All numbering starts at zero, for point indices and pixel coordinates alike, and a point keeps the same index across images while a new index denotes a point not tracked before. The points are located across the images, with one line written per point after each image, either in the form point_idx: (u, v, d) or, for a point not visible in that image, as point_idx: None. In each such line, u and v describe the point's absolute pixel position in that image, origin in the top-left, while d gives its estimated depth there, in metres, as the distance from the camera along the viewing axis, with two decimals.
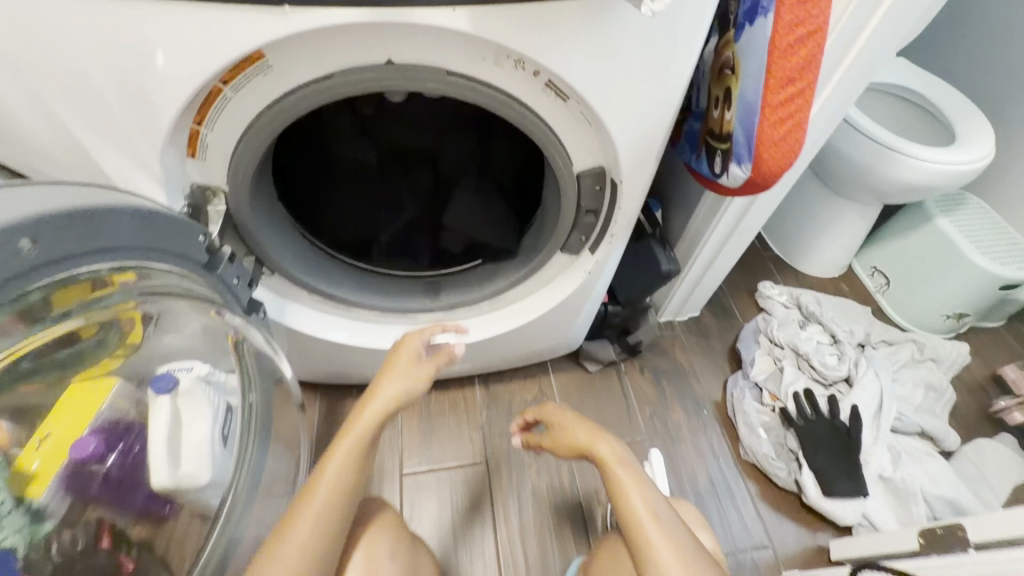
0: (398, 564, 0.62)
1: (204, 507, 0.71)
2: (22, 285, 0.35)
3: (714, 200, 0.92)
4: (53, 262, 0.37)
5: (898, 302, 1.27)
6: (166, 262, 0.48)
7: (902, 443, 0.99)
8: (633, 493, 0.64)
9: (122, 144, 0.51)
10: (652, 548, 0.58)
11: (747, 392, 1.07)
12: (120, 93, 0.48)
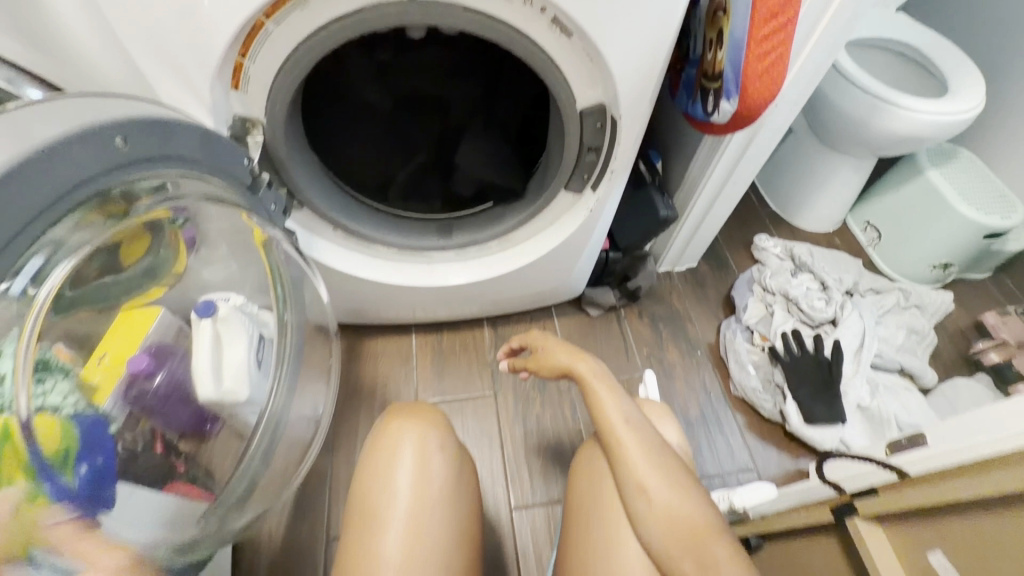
0: (447, 457, 0.66)
1: (241, 426, 0.74)
2: (119, 177, 0.41)
3: (710, 147, 0.97)
4: (141, 162, 0.43)
5: (888, 254, 1.32)
6: (220, 178, 0.55)
7: (880, 378, 1.06)
8: (609, 404, 0.72)
9: (177, 75, 0.58)
10: (622, 445, 0.67)
11: (739, 334, 1.15)
12: (176, 25, 0.54)
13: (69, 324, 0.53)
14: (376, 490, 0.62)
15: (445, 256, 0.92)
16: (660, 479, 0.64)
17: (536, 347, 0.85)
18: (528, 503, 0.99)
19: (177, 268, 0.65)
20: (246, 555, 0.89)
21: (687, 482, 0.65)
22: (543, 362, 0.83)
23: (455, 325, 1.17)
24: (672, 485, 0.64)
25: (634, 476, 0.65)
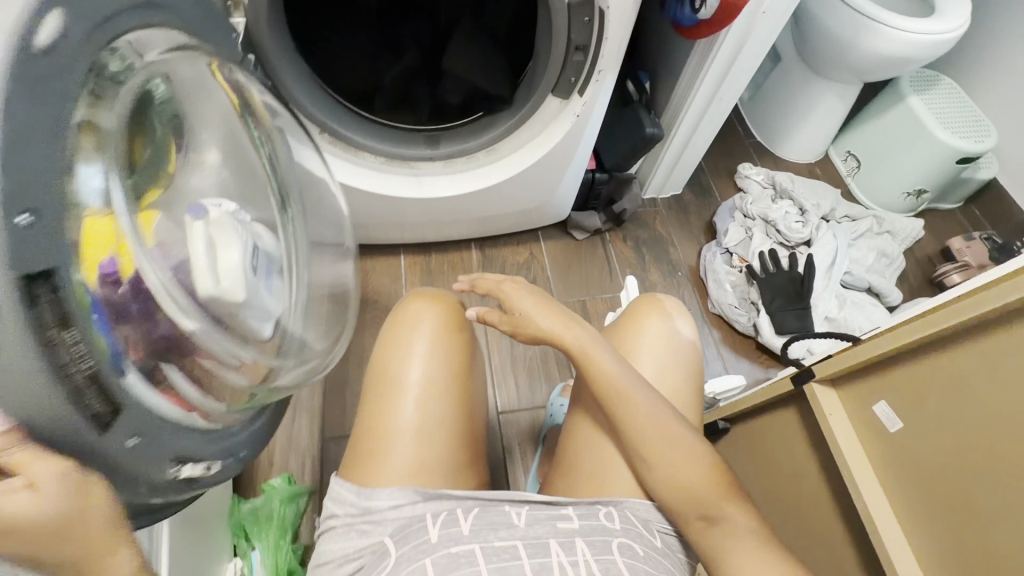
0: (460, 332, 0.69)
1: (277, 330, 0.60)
2: (129, 18, 0.38)
3: (697, 61, 0.97)
4: (147, 8, 0.41)
5: (866, 184, 1.36)
6: (207, 48, 0.52)
7: (849, 294, 1.12)
8: (609, 378, 0.62)
9: None
10: (624, 420, 0.60)
11: (718, 256, 1.18)
12: None
13: None
14: (394, 354, 0.66)
15: (432, 168, 0.93)
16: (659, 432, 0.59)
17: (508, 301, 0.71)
18: (514, 408, 1.04)
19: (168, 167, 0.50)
20: None
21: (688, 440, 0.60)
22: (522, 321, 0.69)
23: (443, 247, 1.19)
24: (670, 448, 0.59)
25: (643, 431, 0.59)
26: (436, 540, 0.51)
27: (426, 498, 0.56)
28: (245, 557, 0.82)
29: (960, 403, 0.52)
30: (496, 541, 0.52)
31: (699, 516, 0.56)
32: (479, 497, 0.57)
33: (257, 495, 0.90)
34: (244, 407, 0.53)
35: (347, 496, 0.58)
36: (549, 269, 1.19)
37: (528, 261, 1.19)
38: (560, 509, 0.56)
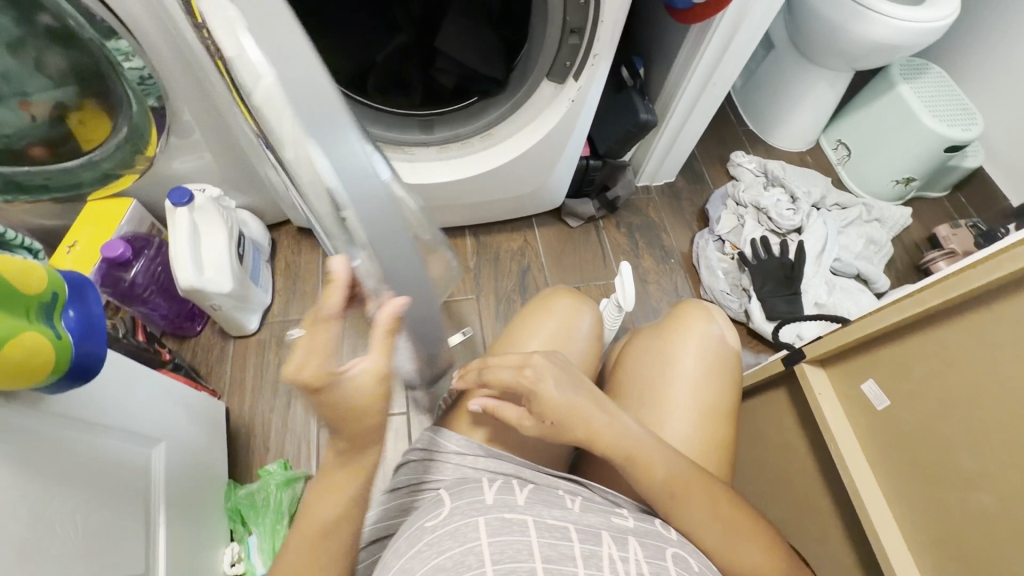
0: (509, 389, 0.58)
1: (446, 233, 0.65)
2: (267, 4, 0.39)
3: (691, 46, 0.97)
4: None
5: (856, 172, 1.38)
6: None
7: (838, 280, 1.13)
8: (666, 485, 0.52)
9: None
10: (685, 520, 0.52)
11: (711, 243, 1.19)
12: None
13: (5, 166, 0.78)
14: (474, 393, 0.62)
15: (427, 154, 0.92)
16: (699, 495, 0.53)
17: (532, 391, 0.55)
18: None
19: (96, 132, 0.83)
20: (241, 437, 0.94)
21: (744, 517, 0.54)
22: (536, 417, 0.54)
23: None
24: (735, 537, 0.53)
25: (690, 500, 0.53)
26: (492, 502, 0.49)
27: (489, 454, 0.56)
28: (242, 542, 0.83)
29: (940, 373, 0.54)
30: (548, 518, 0.49)
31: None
32: (536, 476, 0.55)
33: (253, 480, 0.90)
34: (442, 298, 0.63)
35: (455, 447, 0.57)
36: (542, 256, 1.19)
37: (522, 247, 1.19)
38: (617, 508, 0.54)
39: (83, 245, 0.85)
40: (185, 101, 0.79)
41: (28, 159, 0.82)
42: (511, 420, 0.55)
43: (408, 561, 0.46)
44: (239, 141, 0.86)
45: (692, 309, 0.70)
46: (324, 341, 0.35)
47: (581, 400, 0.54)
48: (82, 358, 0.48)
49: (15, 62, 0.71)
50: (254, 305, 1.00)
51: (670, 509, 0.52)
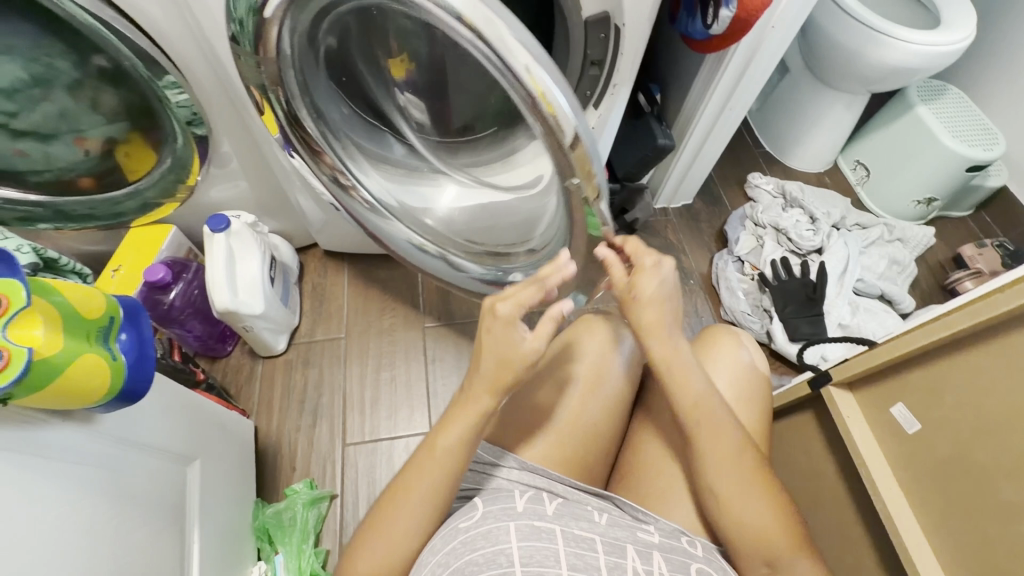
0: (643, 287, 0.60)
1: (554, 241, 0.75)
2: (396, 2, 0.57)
3: (707, 73, 0.99)
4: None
5: (876, 192, 1.38)
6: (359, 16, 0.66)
7: (862, 301, 1.12)
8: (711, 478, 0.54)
9: None
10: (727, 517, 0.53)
11: (730, 264, 1.20)
12: None
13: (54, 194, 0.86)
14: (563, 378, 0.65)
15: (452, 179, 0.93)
16: (723, 458, 0.54)
17: (636, 268, 0.59)
18: None
19: (135, 166, 0.88)
20: (269, 455, 0.96)
21: (769, 480, 0.54)
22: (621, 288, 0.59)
23: None
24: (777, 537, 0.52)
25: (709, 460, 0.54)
26: (523, 509, 0.51)
27: (524, 467, 0.57)
28: (269, 561, 0.84)
29: (975, 402, 0.53)
30: (576, 529, 0.50)
31: (764, 561, 0.51)
32: (567, 493, 0.56)
33: (280, 499, 0.92)
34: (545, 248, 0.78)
35: (503, 460, 0.58)
36: None
37: None
38: (643, 522, 0.54)
39: (126, 269, 0.89)
40: (225, 132, 0.84)
41: (77, 190, 0.88)
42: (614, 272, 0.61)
43: (442, 556, 0.48)
44: (273, 170, 0.92)
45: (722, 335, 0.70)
46: (524, 297, 0.54)
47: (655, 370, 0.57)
48: (130, 382, 0.51)
49: (72, 102, 0.76)
50: (283, 326, 1.03)
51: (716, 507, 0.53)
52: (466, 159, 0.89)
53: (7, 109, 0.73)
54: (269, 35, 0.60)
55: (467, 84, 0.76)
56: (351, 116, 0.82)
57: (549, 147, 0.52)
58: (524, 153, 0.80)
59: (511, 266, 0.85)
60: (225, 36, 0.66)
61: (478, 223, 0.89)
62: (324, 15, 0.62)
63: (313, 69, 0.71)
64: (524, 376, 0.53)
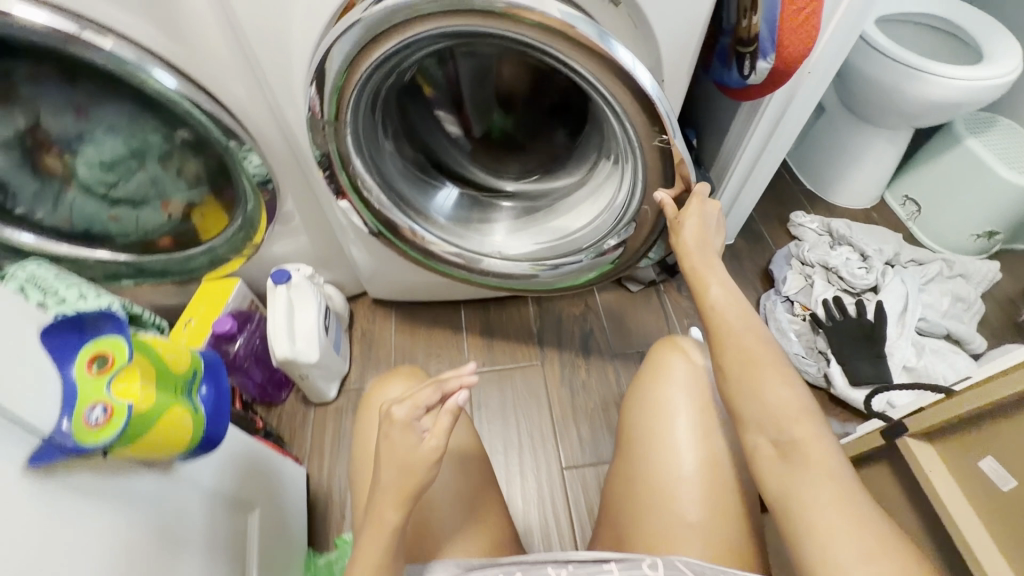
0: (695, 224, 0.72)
1: (631, 210, 0.80)
2: (420, 41, 0.66)
3: (745, 118, 0.99)
4: (394, 52, 0.66)
5: (929, 227, 1.34)
6: (393, 75, 0.73)
7: (927, 342, 1.06)
8: (726, 342, 0.61)
9: (265, 70, 0.68)
10: (731, 393, 0.59)
11: (779, 304, 1.17)
12: (264, 26, 0.63)
13: (139, 255, 0.94)
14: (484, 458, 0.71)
15: (498, 228, 0.96)
16: (743, 339, 0.60)
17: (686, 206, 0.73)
18: (578, 462, 1.04)
19: (211, 225, 0.96)
20: (320, 503, 0.97)
21: (790, 372, 0.57)
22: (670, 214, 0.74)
23: (503, 301, 1.25)
24: (790, 414, 0.54)
25: (730, 344, 0.61)
26: None
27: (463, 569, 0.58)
28: None
29: None
30: None
31: (771, 443, 0.54)
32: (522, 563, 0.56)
33: (331, 548, 0.92)
34: (624, 220, 0.82)
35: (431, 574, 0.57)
36: (604, 320, 1.22)
37: (583, 312, 1.23)
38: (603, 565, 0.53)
39: (197, 321, 0.93)
40: (291, 192, 0.90)
41: (158, 249, 0.96)
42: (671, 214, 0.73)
43: None
44: (330, 224, 0.98)
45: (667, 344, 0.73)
46: (416, 399, 0.55)
47: (698, 264, 0.68)
48: (211, 429, 0.54)
49: (162, 172, 0.84)
50: (335, 374, 1.07)
51: (729, 377, 0.59)
52: (511, 195, 0.99)
53: (106, 180, 0.82)
54: (346, 97, 0.68)
55: (484, 99, 0.87)
56: (403, 164, 0.89)
57: (649, 108, 0.66)
58: (568, 182, 0.94)
59: (601, 234, 0.85)
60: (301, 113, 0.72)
61: (548, 223, 0.93)
62: (389, 72, 0.71)
63: (369, 127, 0.78)
64: (425, 482, 0.53)
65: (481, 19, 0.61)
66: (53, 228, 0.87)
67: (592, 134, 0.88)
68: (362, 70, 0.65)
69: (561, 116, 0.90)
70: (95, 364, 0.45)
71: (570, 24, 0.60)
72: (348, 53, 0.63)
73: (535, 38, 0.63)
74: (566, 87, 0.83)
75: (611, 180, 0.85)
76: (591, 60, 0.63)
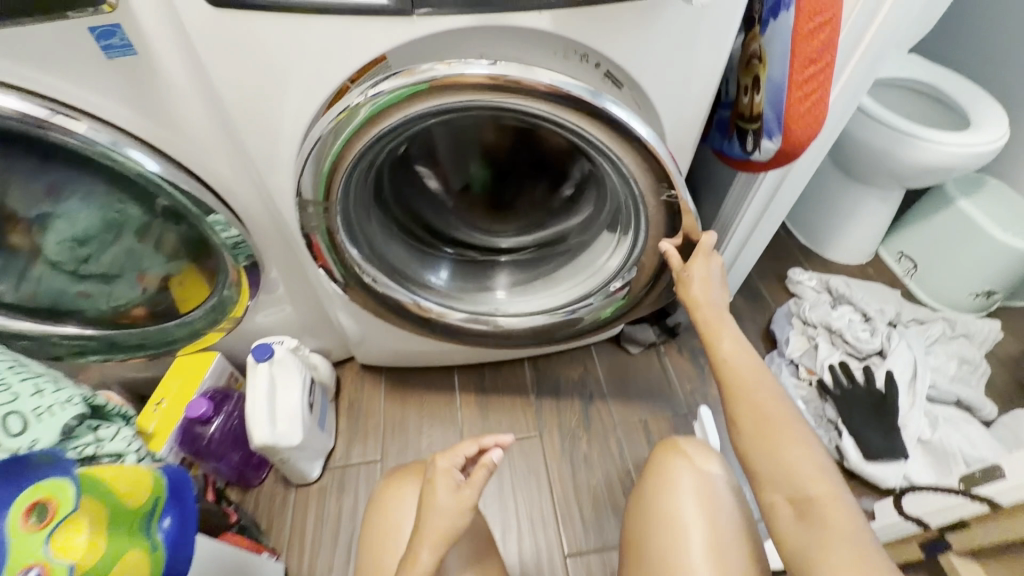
0: (706, 272, 0.68)
1: (635, 258, 0.79)
2: (415, 122, 0.63)
3: (744, 183, 0.98)
4: (387, 134, 0.63)
5: (927, 284, 1.33)
6: (384, 153, 0.70)
7: (939, 410, 1.03)
8: (740, 399, 0.58)
9: (248, 150, 0.64)
10: (747, 453, 0.56)
11: (784, 367, 1.14)
12: (248, 108, 0.59)
13: (110, 328, 0.88)
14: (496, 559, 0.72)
15: (503, 294, 0.91)
16: (758, 393, 0.58)
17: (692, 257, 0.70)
18: (582, 548, 0.96)
19: (189, 296, 0.90)
20: None
21: (803, 432, 0.55)
22: (675, 268, 0.70)
23: (498, 366, 1.19)
24: (809, 474, 0.52)
25: (744, 398, 0.58)
26: None
27: None
28: None
29: None
30: None
31: (788, 503, 0.52)
32: None
33: None
34: (629, 265, 0.80)
35: None
36: (604, 385, 1.16)
37: (582, 376, 1.17)
38: None
39: (169, 401, 0.87)
40: (277, 265, 0.85)
41: (131, 323, 0.89)
42: (675, 266, 0.70)
43: None
44: (317, 294, 0.92)
45: (669, 451, 0.75)
46: (463, 450, 0.65)
47: (710, 313, 0.65)
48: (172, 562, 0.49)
49: (138, 244, 0.79)
50: (318, 452, 0.99)
51: (742, 432, 0.56)
52: (507, 255, 0.94)
53: (76, 257, 0.77)
54: (336, 180, 0.65)
55: (468, 161, 0.82)
56: (394, 238, 0.85)
57: (656, 165, 0.65)
58: (563, 229, 0.91)
59: (607, 276, 0.83)
60: (289, 193, 0.68)
61: (552, 272, 0.90)
62: (382, 151, 0.68)
63: (359, 206, 0.74)
64: (462, 522, 0.61)
65: (482, 93, 0.58)
66: (17, 304, 0.81)
67: (582, 184, 0.85)
68: (356, 151, 0.62)
69: (548, 170, 0.85)
70: (31, 517, 0.41)
71: (570, 93, 0.58)
72: (341, 132, 0.59)
73: (543, 109, 0.61)
74: (555, 142, 0.78)
75: (613, 226, 0.83)
76: (599, 126, 0.62)
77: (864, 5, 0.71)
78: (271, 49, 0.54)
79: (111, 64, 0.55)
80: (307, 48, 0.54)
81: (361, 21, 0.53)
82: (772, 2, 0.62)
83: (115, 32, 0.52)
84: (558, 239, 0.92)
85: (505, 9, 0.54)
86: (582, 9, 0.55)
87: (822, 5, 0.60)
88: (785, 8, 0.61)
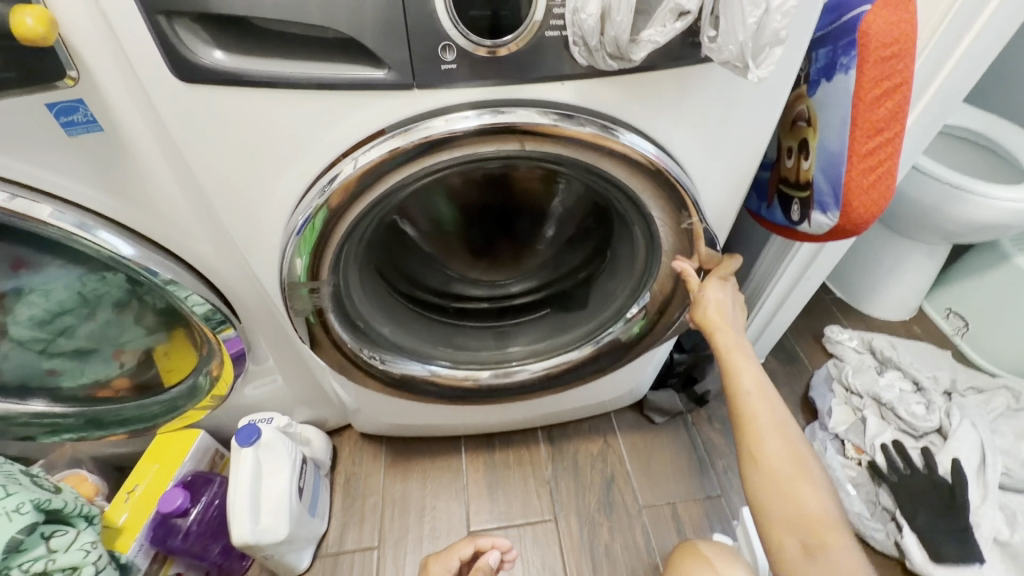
0: (725, 299, 0.66)
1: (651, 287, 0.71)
2: (415, 182, 0.55)
3: (781, 244, 0.88)
4: (382, 199, 0.55)
5: (981, 346, 1.22)
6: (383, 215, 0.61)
7: (1014, 503, 0.90)
8: (758, 439, 0.58)
9: (229, 228, 0.57)
10: (760, 491, 0.57)
11: (829, 445, 1.01)
12: (228, 186, 0.52)
13: (85, 404, 0.80)
14: None
15: (519, 351, 0.80)
16: (775, 436, 0.58)
17: (707, 279, 0.67)
18: None
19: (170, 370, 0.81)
20: None
21: (812, 472, 0.57)
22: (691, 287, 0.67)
23: (510, 437, 1.09)
24: (814, 515, 0.55)
25: (762, 440, 0.58)
26: None
27: None
28: None
29: None
30: None
31: (799, 545, 0.54)
32: None
33: None
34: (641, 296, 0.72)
35: None
36: (627, 461, 1.05)
37: (603, 451, 1.06)
38: None
39: (143, 490, 0.80)
40: (265, 340, 0.76)
41: (107, 399, 0.81)
42: (693, 286, 0.66)
43: None
44: (311, 366, 0.84)
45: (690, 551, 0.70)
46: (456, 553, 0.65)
47: (738, 353, 0.61)
48: None
49: (114, 319, 0.72)
50: (307, 540, 0.89)
51: (755, 472, 0.57)
52: (523, 302, 0.83)
53: (46, 334, 0.70)
54: (327, 251, 0.56)
55: (459, 220, 0.70)
56: (388, 309, 0.74)
57: (676, 195, 0.57)
58: (575, 268, 0.80)
59: (619, 301, 0.75)
60: (275, 272, 0.61)
61: (569, 312, 0.81)
62: (375, 217, 0.59)
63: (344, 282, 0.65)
64: None
65: (490, 147, 0.51)
66: None
67: (587, 224, 0.73)
68: (347, 225, 0.54)
69: (533, 213, 0.70)
70: None
71: (583, 135, 0.50)
72: (329, 206, 0.51)
73: (566, 154, 0.53)
74: (535, 178, 0.65)
75: (627, 261, 0.74)
76: (618, 163, 0.53)
77: (925, 62, 0.64)
78: (253, 126, 0.48)
79: (74, 141, 0.49)
80: (295, 124, 0.48)
81: (357, 95, 0.47)
82: (826, 61, 0.55)
83: (78, 108, 0.47)
84: (575, 281, 0.81)
85: (521, 80, 0.47)
86: (608, 78, 0.48)
87: (891, 68, 0.52)
88: (843, 69, 0.53)
